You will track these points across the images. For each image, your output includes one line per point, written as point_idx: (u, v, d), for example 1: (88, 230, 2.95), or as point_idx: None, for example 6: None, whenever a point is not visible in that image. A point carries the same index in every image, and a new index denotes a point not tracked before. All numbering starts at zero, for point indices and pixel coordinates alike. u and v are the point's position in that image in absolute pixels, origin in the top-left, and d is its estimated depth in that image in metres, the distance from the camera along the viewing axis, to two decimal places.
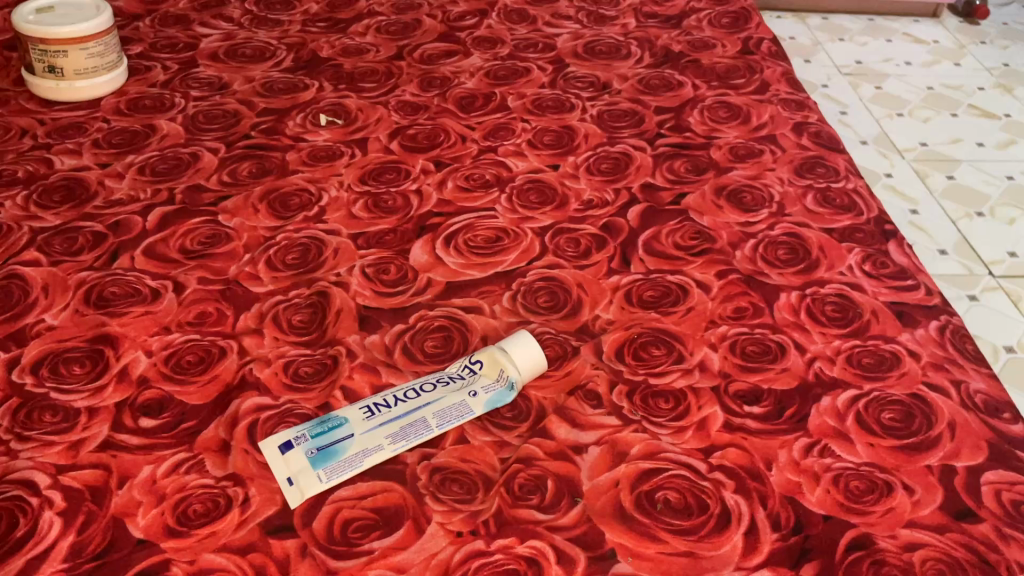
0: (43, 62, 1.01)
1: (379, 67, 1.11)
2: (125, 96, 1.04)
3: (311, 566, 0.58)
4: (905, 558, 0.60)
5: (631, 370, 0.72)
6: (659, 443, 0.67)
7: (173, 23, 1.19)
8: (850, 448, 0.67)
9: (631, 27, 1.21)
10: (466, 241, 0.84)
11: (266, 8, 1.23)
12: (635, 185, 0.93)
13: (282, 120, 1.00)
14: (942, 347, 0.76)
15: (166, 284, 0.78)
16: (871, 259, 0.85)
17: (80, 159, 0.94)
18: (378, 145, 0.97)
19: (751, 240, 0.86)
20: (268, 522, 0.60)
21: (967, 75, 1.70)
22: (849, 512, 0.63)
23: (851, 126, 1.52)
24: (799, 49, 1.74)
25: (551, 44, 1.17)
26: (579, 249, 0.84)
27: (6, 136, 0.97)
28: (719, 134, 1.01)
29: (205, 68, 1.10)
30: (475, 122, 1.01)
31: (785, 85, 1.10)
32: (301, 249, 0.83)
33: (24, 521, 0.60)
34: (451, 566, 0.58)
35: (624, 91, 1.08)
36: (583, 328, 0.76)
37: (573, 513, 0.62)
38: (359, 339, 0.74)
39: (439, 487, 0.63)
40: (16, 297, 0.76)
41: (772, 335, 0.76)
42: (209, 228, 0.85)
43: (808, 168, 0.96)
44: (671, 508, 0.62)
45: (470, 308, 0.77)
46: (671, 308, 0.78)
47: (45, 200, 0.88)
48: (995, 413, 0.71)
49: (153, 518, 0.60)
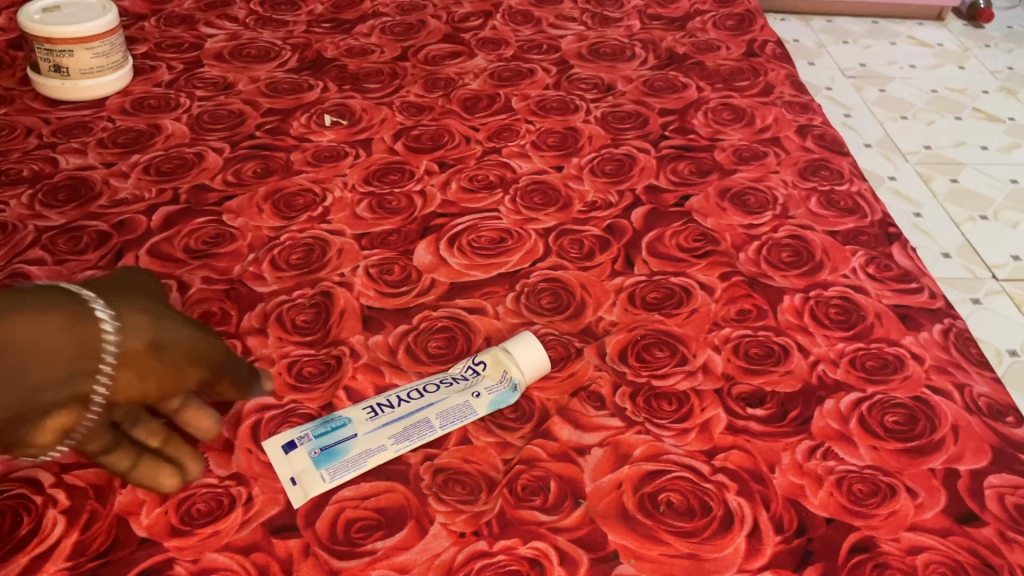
0: (48, 62, 1.01)
1: (384, 67, 1.11)
2: (130, 96, 1.04)
3: (313, 565, 0.58)
4: (908, 562, 0.60)
5: (634, 372, 0.72)
6: (662, 445, 0.67)
7: (178, 23, 1.19)
8: (853, 452, 0.67)
9: (636, 28, 1.22)
10: (470, 242, 0.84)
11: (271, 8, 1.23)
12: (639, 186, 0.93)
13: (287, 120, 1.00)
14: (946, 350, 0.76)
15: (170, 284, 0.78)
16: (875, 262, 0.85)
17: (86, 159, 0.94)
18: (382, 145, 0.97)
19: (754, 242, 0.86)
20: (273, 523, 0.60)
21: (971, 79, 1.70)
22: (852, 515, 0.63)
23: (855, 130, 1.52)
24: (803, 52, 1.74)
25: (555, 45, 1.17)
26: (582, 250, 0.84)
27: (12, 136, 0.97)
28: (723, 136, 1.01)
29: (210, 68, 1.10)
30: (480, 123, 1.01)
31: (789, 88, 1.10)
32: (305, 250, 0.83)
33: (27, 520, 0.60)
34: (453, 566, 0.59)
35: (628, 92, 1.08)
36: (586, 330, 0.76)
37: (575, 514, 0.62)
38: (362, 339, 0.74)
39: (442, 487, 0.63)
40: None
41: (776, 337, 0.76)
42: (214, 228, 0.85)
43: (812, 170, 0.96)
44: (674, 510, 0.62)
45: (472, 309, 0.77)
46: (674, 310, 0.78)
47: (49, 199, 0.88)
48: (999, 416, 0.71)
49: (157, 517, 0.60)
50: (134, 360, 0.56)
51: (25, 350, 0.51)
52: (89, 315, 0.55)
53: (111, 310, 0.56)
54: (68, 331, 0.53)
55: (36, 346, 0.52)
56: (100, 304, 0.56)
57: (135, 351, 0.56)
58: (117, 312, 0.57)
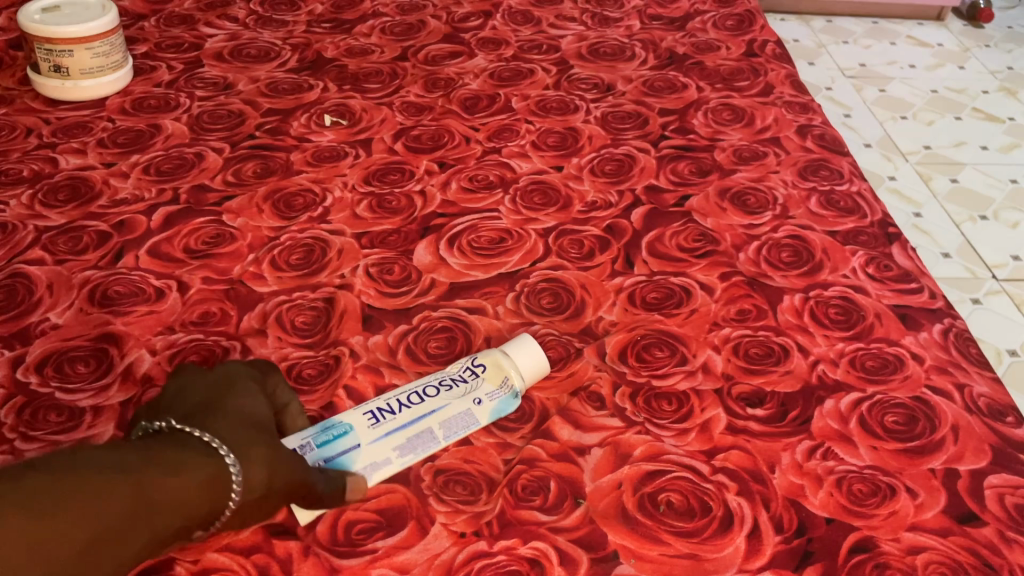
0: (48, 62, 1.01)
1: (384, 67, 1.11)
2: (130, 96, 1.04)
3: (313, 565, 0.58)
4: (908, 562, 0.60)
5: (634, 372, 0.72)
6: (662, 445, 0.67)
7: (178, 23, 1.19)
8: (853, 452, 0.67)
9: (636, 28, 1.22)
10: (470, 242, 0.84)
11: (271, 8, 1.23)
12: (639, 186, 0.93)
13: (286, 120, 1.00)
14: (946, 350, 0.76)
15: (169, 283, 0.78)
16: (875, 262, 0.85)
17: (86, 159, 0.94)
18: (382, 145, 0.97)
19: (754, 242, 0.86)
20: (272, 525, 0.60)
21: (971, 79, 1.70)
22: (852, 515, 0.63)
23: (855, 130, 1.52)
24: (803, 52, 1.74)
25: (555, 45, 1.17)
26: (582, 251, 0.84)
27: (12, 136, 0.97)
28: (723, 136, 1.01)
29: (210, 68, 1.10)
30: (480, 123, 1.01)
31: (789, 88, 1.10)
32: (305, 250, 0.83)
33: None
34: (453, 566, 0.59)
35: (628, 92, 1.08)
36: (586, 330, 0.76)
37: (575, 514, 0.62)
38: (362, 340, 0.74)
39: (442, 488, 0.63)
40: (21, 296, 0.77)
41: (775, 337, 0.76)
42: (214, 228, 0.85)
43: (812, 170, 0.96)
44: (674, 510, 0.62)
45: (472, 309, 0.77)
46: (674, 310, 0.78)
47: (49, 199, 0.88)
48: (999, 416, 0.71)
49: None
50: (249, 510, 0.55)
51: (160, 510, 0.51)
52: (221, 473, 0.53)
53: (240, 465, 0.54)
54: (200, 491, 0.52)
55: (176, 502, 0.51)
56: (234, 459, 0.54)
57: (252, 503, 0.55)
58: (247, 466, 0.54)
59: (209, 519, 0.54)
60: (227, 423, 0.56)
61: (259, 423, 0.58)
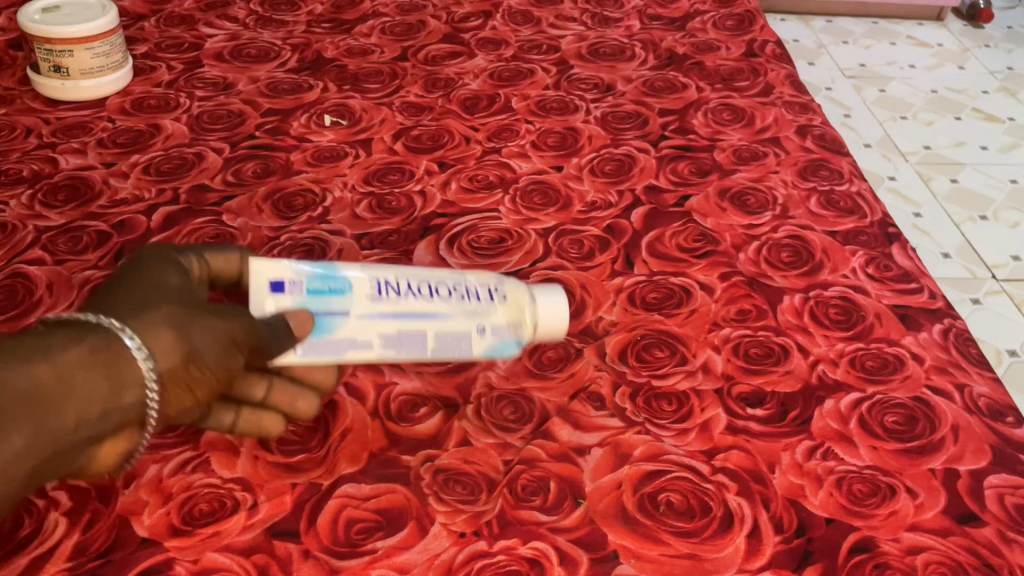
0: (48, 62, 1.01)
1: (384, 67, 1.11)
2: (130, 96, 1.04)
3: (313, 565, 0.58)
4: (908, 562, 0.60)
5: (634, 372, 0.72)
6: (662, 445, 0.67)
7: (178, 23, 1.19)
8: (854, 452, 0.67)
9: (635, 28, 1.22)
10: (470, 242, 0.84)
11: (271, 8, 1.23)
12: (639, 186, 0.93)
13: (286, 120, 1.00)
14: (946, 350, 0.76)
15: None
16: (875, 262, 0.85)
17: (85, 159, 0.94)
18: (382, 145, 0.97)
19: (754, 242, 0.86)
20: (273, 525, 0.60)
21: (971, 79, 1.70)
22: (852, 515, 0.63)
23: (855, 130, 1.52)
24: (803, 52, 1.74)
25: (555, 45, 1.17)
26: (582, 251, 0.84)
27: (12, 136, 0.97)
28: (722, 136, 1.01)
29: (210, 68, 1.10)
30: (480, 124, 1.01)
31: (789, 88, 1.10)
32: (305, 250, 0.83)
33: (29, 521, 0.60)
34: (453, 566, 0.59)
35: (628, 92, 1.08)
36: (586, 330, 0.76)
37: (575, 515, 0.62)
38: None
39: (442, 487, 0.63)
40: (21, 296, 0.76)
41: (775, 337, 0.76)
42: (214, 228, 0.85)
43: (812, 170, 0.96)
44: (674, 510, 0.62)
45: None
46: (674, 310, 0.78)
47: (49, 199, 0.88)
48: (999, 416, 0.71)
49: (158, 517, 0.60)
50: (172, 380, 0.54)
51: (54, 394, 0.49)
52: (115, 350, 0.52)
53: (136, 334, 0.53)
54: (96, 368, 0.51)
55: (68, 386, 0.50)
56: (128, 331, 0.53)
57: (172, 369, 0.54)
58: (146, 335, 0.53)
59: (123, 401, 0.52)
60: (126, 301, 0.55)
61: (168, 294, 0.57)
